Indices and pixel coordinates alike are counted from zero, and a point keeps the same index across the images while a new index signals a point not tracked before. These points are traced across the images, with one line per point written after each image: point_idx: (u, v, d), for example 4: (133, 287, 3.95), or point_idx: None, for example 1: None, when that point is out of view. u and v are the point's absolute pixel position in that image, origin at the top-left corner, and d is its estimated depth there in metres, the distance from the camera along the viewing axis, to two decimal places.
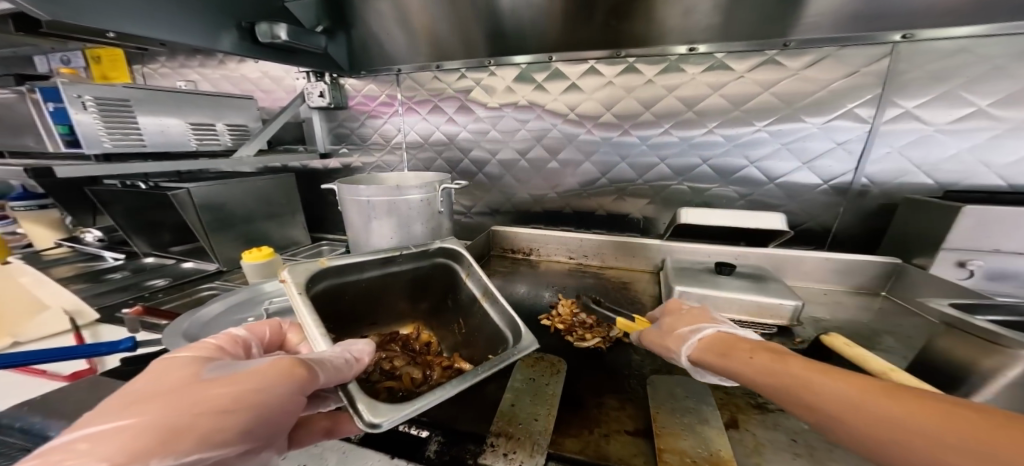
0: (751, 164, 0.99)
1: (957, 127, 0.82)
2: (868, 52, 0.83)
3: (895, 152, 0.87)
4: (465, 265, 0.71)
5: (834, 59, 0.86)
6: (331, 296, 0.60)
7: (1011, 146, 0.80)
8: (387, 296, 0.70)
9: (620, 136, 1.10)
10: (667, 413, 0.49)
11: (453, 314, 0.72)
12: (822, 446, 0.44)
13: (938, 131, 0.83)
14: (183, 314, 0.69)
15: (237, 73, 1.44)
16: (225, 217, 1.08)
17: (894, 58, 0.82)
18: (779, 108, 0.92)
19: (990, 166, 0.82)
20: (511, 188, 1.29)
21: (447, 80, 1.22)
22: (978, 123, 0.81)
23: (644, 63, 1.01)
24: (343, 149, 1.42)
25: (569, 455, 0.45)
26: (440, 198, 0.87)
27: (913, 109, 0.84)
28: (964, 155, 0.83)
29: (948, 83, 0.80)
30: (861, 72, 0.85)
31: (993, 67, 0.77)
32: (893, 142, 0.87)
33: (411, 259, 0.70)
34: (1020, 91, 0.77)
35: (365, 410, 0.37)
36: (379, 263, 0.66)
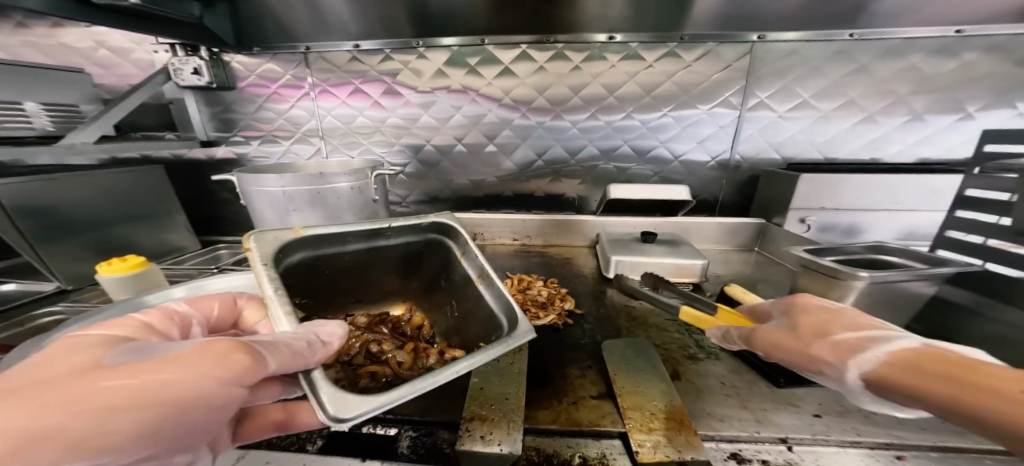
0: (660, 144, 1.12)
1: (792, 114, 1.04)
2: (738, 48, 1.00)
3: (758, 134, 1.07)
4: (460, 242, 0.68)
5: (715, 53, 1.01)
6: (304, 270, 0.57)
7: (827, 128, 1.04)
8: (374, 272, 0.69)
9: (553, 120, 1.15)
10: (625, 374, 0.55)
11: (446, 294, 0.69)
12: (743, 383, 0.54)
13: (780, 117, 1.05)
14: (24, 342, 0.54)
15: (54, 40, 1.08)
16: (63, 223, 0.86)
17: (753, 56, 1.00)
18: (679, 95, 1.06)
19: (815, 143, 1.06)
20: (448, 174, 1.26)
21: (370, 62, 1.11)
22: (806, 112, 1.03)
23: (571, 51, 1.07)
24: (235, 136, 1.20)
25: (545, 428, 0.48)
26: (373, 185, 0.80)
27: (766, 98, 1.03)
28: (800, 136, 1.06)
29: (784, 78, 1.01)
30: (733, 66, 1.01)
31: (820, 67, 0.99)
32: (756, 126, 1.06)
33: (399, 233, 0.66)
34: (834, 86, 1.00)
35: (326, 403, 0.34)
36: (364, 237, 0.63)
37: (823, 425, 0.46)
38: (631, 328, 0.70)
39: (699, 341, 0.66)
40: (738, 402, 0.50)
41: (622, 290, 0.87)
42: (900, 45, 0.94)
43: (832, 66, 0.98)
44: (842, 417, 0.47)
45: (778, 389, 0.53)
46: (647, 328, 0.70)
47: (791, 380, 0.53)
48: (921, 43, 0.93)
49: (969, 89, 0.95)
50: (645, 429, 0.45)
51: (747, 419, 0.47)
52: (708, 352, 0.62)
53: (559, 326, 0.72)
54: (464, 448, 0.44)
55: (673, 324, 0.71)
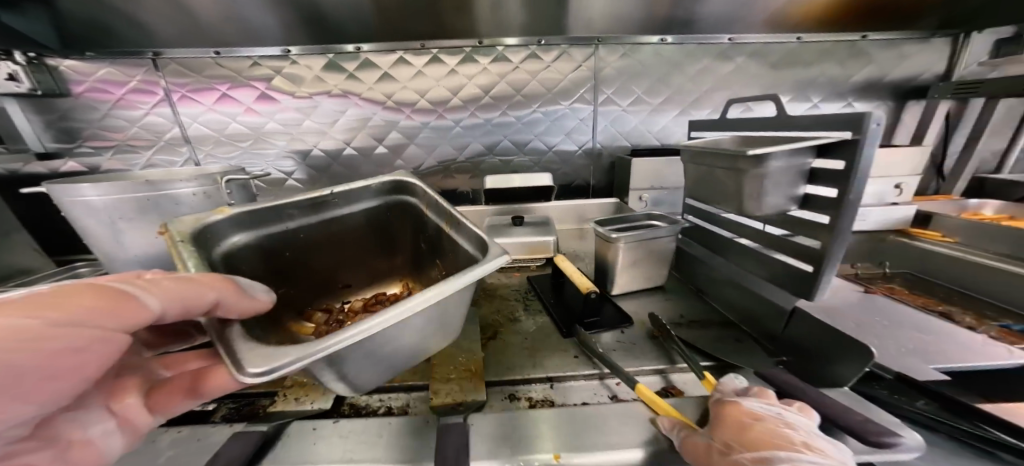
0: (535, 138, 1.23)
1: (633, 108, 1.19)
2: (585, 52, 1.12)
3: (610, 126, 1.21)
4: (419, 196, 0.68)
5: (568, 55, 1.13)
6: (262, 250, 0.58)
7: (660, 119, 1.20)
8: (346, 251, 0.69)
9: (437, 120, 1.21)
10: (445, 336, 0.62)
11: (428, 257, 0.69)
12: (544, 336, 0.65)
13: (624, 111, 1.19)
14: None
15: None
16: None
17: (597, 57, 1.13)
18: (545, 93, 1.17)
19: (651, 132, 1.22)
20: (342, 176, 1.27)
21: (235, 67, 1.09)
22: (639, 107, 1.19)
23: (447, 54, 1.14)
24: (83, 147, 1.11)
25: None
26: (227, 190, 0.79)
27: (611, 94, 1.17)
28: (639, 127, 1.21)
29: (620, 79, 1.15)
30: (583, 66, 1.14)
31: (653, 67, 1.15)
32: (606, 119, 1.20)
33: (347, 202, 0.67)
34: (666, 83, 1.16)
35: (241, 360, 0.31)
36: (308, 211, 0.63)
37: (578, 363, 0.58)
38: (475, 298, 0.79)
39: (529, 306, 0.76)
40: (529, 351, 0.61)
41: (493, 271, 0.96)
42: (695, 49, 1.13)
43: (656, 67, 1.14)
44: (594, 355, 0.59)
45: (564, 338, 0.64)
46: (490, 299, 0.79)
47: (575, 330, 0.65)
48: (710, 48, 1.13)
49: (764, 85, 1.18)
50: (445, 379, 0.53)
51: (527, 364, 0.58)
52: (530, 314, 0.73)
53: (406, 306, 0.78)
54: (279, 409, 0.50)
55: (515, 294, 0.82)
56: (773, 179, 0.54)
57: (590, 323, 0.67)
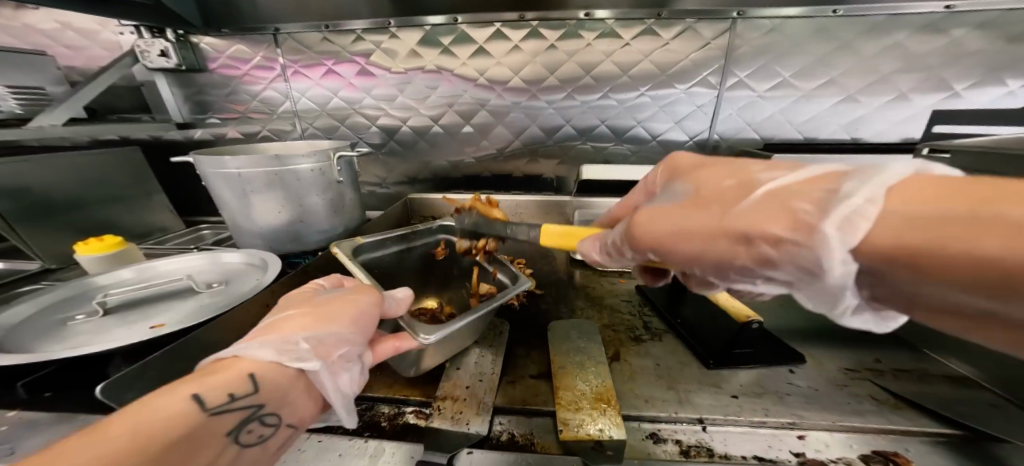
0: (638, 124, 1.09)
1: (774, 93, 0.99)
2: (718, 25, 0.95)
3: (735, 114, 1.03)
4: (456, 233, 0.86)
5: (692, 31, 0.96)
6: (361, 263, 0.69)
7: (807, 107, 0.99)
8: (402, 275, 0.78)
9: (529, 101, 1.13)
10: (563, 354, 0.56)
11: (461, 279, 0.81)
12: (678, 365, 0.55)
13: (762, 97, 1.00)
14: None
15: (17, 22, 1.06)
16: (38, 203, 0.86)
17: (734, 33, 0.95)
18: (657, 75, 1.02)
19: (794, 123, 1.01)
20: (426, 154, 1.25)
21: (341, 42, 1.10)
22: (787, 92, 0.98)
23: (547, 28, 1.03)
24: (211, 118, 1.20)
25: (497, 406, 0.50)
26: (337, 168, 0.80)
27: (745, 78, 0.99)
28: (778, 115, 1.01)
29: (768, 56, 0.96)
30: (711, 44, 0.97)
31: (802, 43, 0.94)
32: (735, 105, 1.02)
33: (421, 235, 0.84)
34: (816, 63, 0.95)
35: (416, 331, 0.48)
36: (397, 240, 0.79)
37: (741, 406, 0.47)
38: (585, 309, 0.71)
39: (648, 323, 0.66)
40: (666, 383, 0.51)
41: (588, 272, 0.87)
42: (885, 22, 0.89)
43: (813, 43, 0.93)
44: (758, 397, 0.48)
45: (708, 370, 0.53)
46: (601, 310, 0.70)
47: (721, 361, 0.53)
48: (908, 19, 0.87)
49: (958, 66, 0.89)
50: (573, 407, 0.47)
51: (669, 401, 0.48)
52: (653, 334, 0.62)
53: (514, 306, 0.72)
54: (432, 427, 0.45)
55: (628, 305, 0.72)
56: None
57: (739, 354, 0.54)
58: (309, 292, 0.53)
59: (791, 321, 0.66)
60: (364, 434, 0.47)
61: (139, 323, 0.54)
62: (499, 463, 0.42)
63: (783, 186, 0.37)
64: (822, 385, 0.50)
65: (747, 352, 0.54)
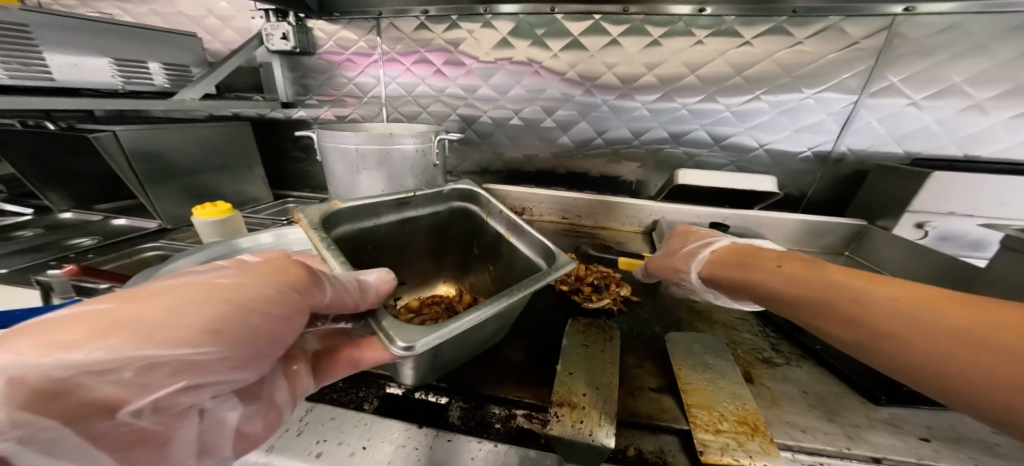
0: (744, 130, 0.99)
1: (933, 102, 0.85)
2: (870, 24, 0.83)
3: (873, 123, 0.90)
4: (483, 204, 0.70)
5: (837, 30, 0.86)
6: (353, 243, 0.57)
7: (967, 120, 0.85)
8: (411, 248, 0.68)
9: (619, 99, 1.06)
10: (688, 368, 0.50)
11: (481, 260, 0.71)
12: (831, 396, 0.47)
13: (916, 106, 0.86)
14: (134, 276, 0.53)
15: (172, 9, 1.21)
16: (166, 167, 0.94)
17: (893, 32, 0.83)
18: (780, 77, 0.92)
19: (954, 137, 0.87)
20: (503, 146, 1.23)
21: (436, 30, 1.13)
22: (951, 100, 0.84)
23: (652, 25, 0.97)
24: (311, 99, 1.30)
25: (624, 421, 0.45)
26: (436, 149, 0.81)
27: (898, 82, 0.86)
28: (932, 125, 0.87)
29: (934, 57, 0.82)
30: (861, 44, 0.85)
31: (975, 45, 0.80)
32: (876, 114, 0.89)
33: (426, 203, 0.67)
34: (984, 72, 0.81)
35: (391, 333, 0.35)
36: (395, 207, 0.63)
37: (935, 452, 0.39)
38: (693, 322, 0.64)
39: (776, 345, 0.57)
40: (822, 415, 0.44)
41: None
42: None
43: (1005, 43, 0.78)
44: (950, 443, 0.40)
45: (878, 407, 0.45)
46: (713, 325, 0.63)
47: (896, 398, 0.45)
48: None
49: None
50: (712, 428, 0.41)
51: (834, 434, 0.41)
52: (787, 358, 0.54)
53: (613, 311, 0.67)
54: (555, 434, 0.41)
55: (744, 324, 0.63)
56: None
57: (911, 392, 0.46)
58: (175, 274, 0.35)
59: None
60: (484, 436, 0.43)
61: None
62: None
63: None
64: None
65: None
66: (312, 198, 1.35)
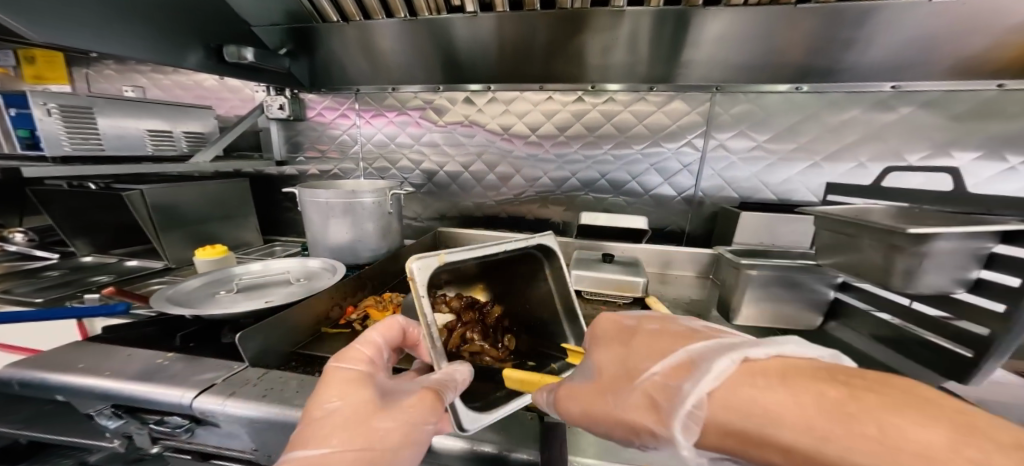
0: (633, 179, 1.27)
1: (748, 156, 1.16)
2: (702, 97, 1.15)
3: (716, 173, 1.20)
4: (553, 264, 0.70)
5: (680, 99, 1.17)
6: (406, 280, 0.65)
7: (779, 171, 1.15)
8: (464, 273, 0.75)
9: (542, 154, 1.35)
10: (543, 350, 0.70)
11: (523, 299, 0.76)
12: None
13: (737, 159, 1.17)
14: (158, 290, 0.69)
15: (193, 82, 1.52)
16: (178, 217, 1.19)
17: (713, 103, 1.15)
18: (648, 136, 1.22)
19: (769, 185, 1.17)
20: (456, 195, 1.50)
21: (402, 99, 1.45)
22: (761, 154, 1.15)
23: (560, 94, 1.28)
24: (300, 156, 1.60)
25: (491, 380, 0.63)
26: (390, 201, 1.09)
27: (724, 141, 1.17)
28: (753, 176, 1.17)
29: (743, 125, 1.14)
30: (695, 112, 1.16)
31: (767, 115, 1.12)
32: (715, 167, 1.19)
33: (513, 251, 0.66)
34: (781, 132, 1.12)
35: (468, 426, 0.48)
36: (480, 259, 0.61)
37: None
38: None
39: None
40: None
41: (578, 299, 1.00)
42: (844, 97, 1.06)
43: (785, 115, 1.11)
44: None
45: None
46: None
47: None
48: (864, 97, 1.05)
49: (915, 139, 1.04)
50: (543, 384, 0.60)
51: None
52: None
53: None
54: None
55: None
56: (937, 259, 0.52)
57: None
58: (366, 390, 0.48)
59: None
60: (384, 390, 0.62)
61: (256, 298, 0.72)
62: (481, 410, 0.55)
63: (726, 373, 0.37)
64: None
65: None
66: (296, 241, 1.60)
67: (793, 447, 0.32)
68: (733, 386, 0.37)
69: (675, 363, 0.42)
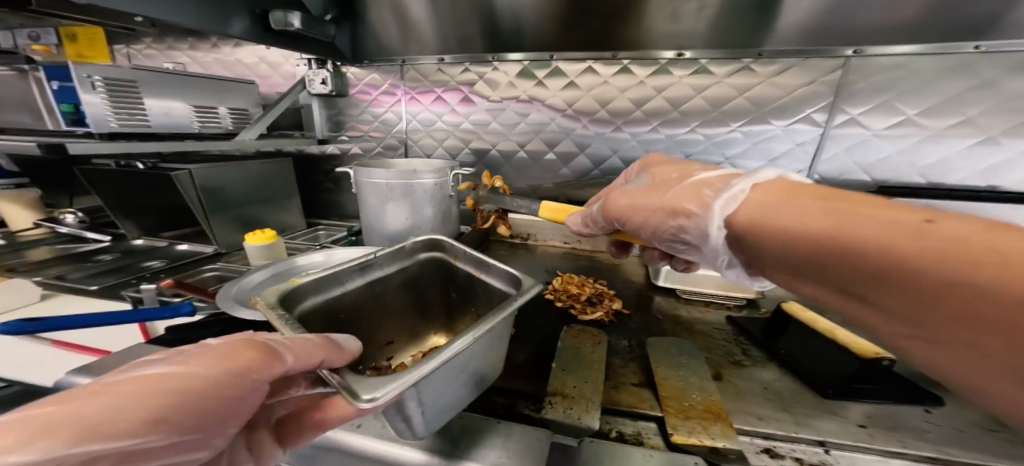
0: (726, 161, 1.10)
1: (893, 132, 0.96)
2: (827, 64, 0.95)
3: (842, 153, 1.01)
4: (450, 251, 0.71)
5: (799, 68, 0.97)
6: (323, 315, 0.55)
7: (930, 150, 0.94)
8: (390, 308, 0.67)
9: (613, 132, 1.19)
10: (666, 367, 0.58)
11: (461, 305, 0.72)
12: (789, 391, 0.55)
13: (877, 136, 0.97)
14: (221, 291, 0.62)
15: (232, 57, 1.43)
16: (224, 199, 1.12)
17: (847, 70, 0.95)
18: (751, 111, 1.04)
19: (915, 166, 0.96)
20: (509, 177, 1.37)
21: (451, 72, 1.32)
22: (909, 130, 0.94)
23: (637, 65, 1.10)
24: (342, 136, 1.51)
25: (616, 407, 0.52)
26: (450, 183, 0.98)
27: (858, 115, 0.97)
28: (895, 157, 0.97)
29: (886, 94, 0.94)
30: (819, 81, 0.97)
31: (924, 82, 0.90)
32: (840, 144, 1.00)
33: (390, 262, 0.66)
34: (940, 104, 0.91)
35: (353, 388, 0.33)
36: (359, 273, 0.61)
37: (871, 435, 0.46)
38: (676, 332, 0.73)
39: (747, 350, 0.67)
40: (777, 406, 0.51)
41: (673, 298, 0.88)
42: None
43: (949, 81, 0.89)
44: (887, 430, 0.47)
45: (828, 401, 0.52)
46: (693, 333, 0.72)
47: (841, 392, 0.52)
48: None
49: None
50: (682, 415, 0.47)
51: (785, 421, 0.48)
52: (754, 361, 0.63)
53: (605, 322, 0.76)
54: (550, 417, 0.49)
55: (721, 332, 0.73)
56: None
57: (861, 389, 0.53)
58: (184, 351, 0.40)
59: (902, 366, 0.63)
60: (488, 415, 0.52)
61: None
62: (619, 452, 0.44)
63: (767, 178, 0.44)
64: (963, 427, 0.48)
65: (868, 388, 0.53)
66: (340, 225, 1.53)
67: (839, 230, 0.33)
68: (790, 195, 0.40)
69: (761, 182, 0.44)
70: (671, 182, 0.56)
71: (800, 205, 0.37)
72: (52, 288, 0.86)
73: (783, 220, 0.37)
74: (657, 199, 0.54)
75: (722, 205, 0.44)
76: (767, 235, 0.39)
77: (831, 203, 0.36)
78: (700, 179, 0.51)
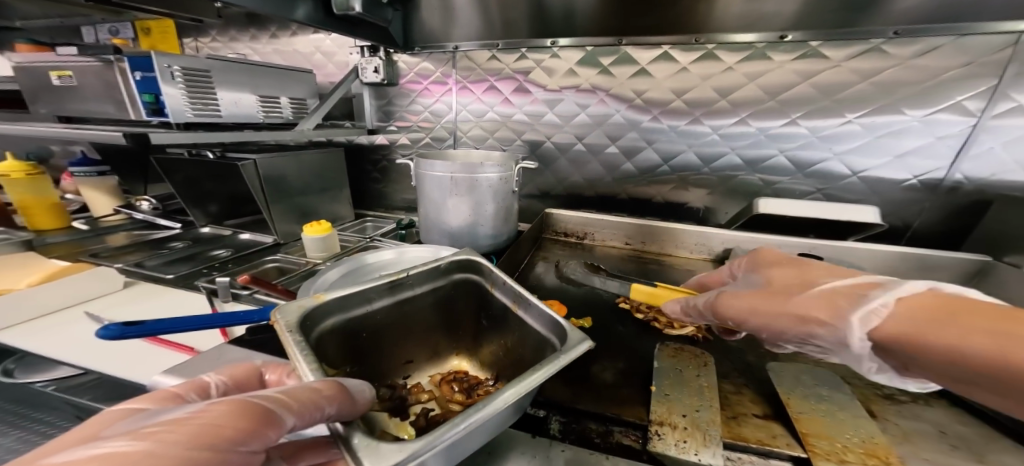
0: (834, 157, 0.98)
1: None
2: (993, 41, 0.81)
3: (998, 148, 0.86)
4: (488, 275, 0.61)
5: (952, 47, 0.83)
6: (343, 335, 0.50)
7: None
8: (415, 327, 0.60)
9: (689, 124, 1.08)
10: (798, 398, 0.50)
11: (492, 333, 0.62)
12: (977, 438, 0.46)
13: None
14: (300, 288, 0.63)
15: (290, 47, 1.44)
16: (283, 189, 1.12)
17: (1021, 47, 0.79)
18: (877, 97, 0.91)
19: None
20: (565, 172, 1.29)
21: (506, 60, 1.24)
22: None
23: (725, 50, 0.99)
24: (391, 126, 1.47)
25: (745, 445, 0.44)
26: (514, 177, 0.92)
27: None
28: None
29: None
30: (979, 62, 0.82)
31: None
32: (999, 138, 0.85)
33: (423, 281, 0.59)
34: None
35: (359, 454, 0.27)
36: (387, 290, 0.55)
37: None
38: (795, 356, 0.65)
39: None
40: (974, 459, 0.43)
41: None
42: None
43: None
44: None
45: None
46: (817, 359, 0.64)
47: None
48: None
49: None
50: (835, 458, 0.41)
51: None
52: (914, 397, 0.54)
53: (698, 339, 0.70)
54: (659, 450, 0.42)
55: None
56: None
57: None
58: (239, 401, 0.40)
59: None
60: (591, 447, 0.46)
61: None
62: None
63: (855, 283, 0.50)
64: None
65: None
66: (387, 217, 1.52)
67: (960, 345, 0.37)
68: (932, 304, 0.43)
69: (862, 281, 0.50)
70: (797, 267, 0.60)
71: (934, 316, 0.41)
72: (133, 275, 0.89)
73: (925, 335, 0.40)
74: (788, 305, 0.53)
75: (857, 316, 0.46)
76: (916, 343, 0.40)
77: (1019, 326, 0.36)
78: (828, 285, 0.52)
